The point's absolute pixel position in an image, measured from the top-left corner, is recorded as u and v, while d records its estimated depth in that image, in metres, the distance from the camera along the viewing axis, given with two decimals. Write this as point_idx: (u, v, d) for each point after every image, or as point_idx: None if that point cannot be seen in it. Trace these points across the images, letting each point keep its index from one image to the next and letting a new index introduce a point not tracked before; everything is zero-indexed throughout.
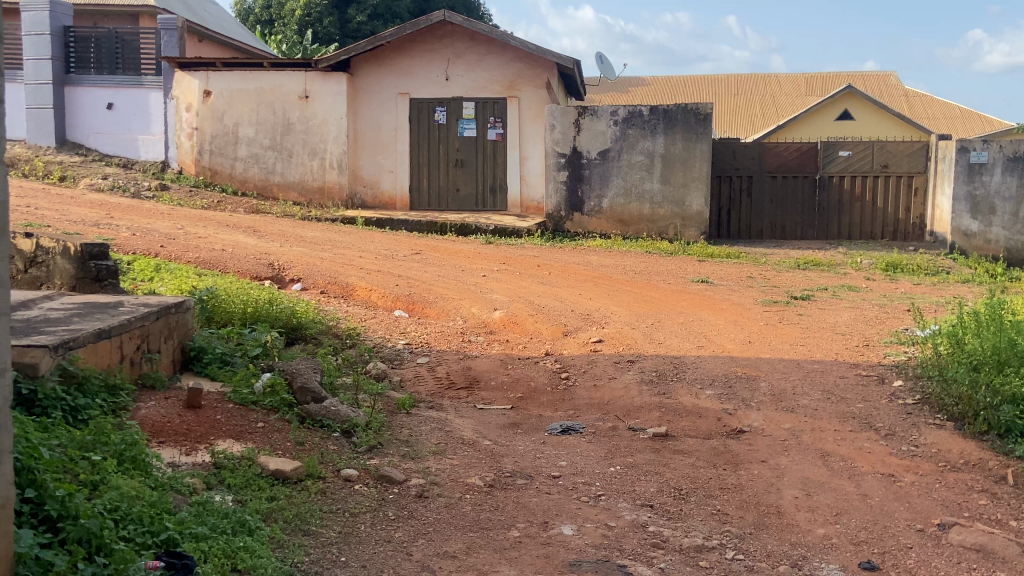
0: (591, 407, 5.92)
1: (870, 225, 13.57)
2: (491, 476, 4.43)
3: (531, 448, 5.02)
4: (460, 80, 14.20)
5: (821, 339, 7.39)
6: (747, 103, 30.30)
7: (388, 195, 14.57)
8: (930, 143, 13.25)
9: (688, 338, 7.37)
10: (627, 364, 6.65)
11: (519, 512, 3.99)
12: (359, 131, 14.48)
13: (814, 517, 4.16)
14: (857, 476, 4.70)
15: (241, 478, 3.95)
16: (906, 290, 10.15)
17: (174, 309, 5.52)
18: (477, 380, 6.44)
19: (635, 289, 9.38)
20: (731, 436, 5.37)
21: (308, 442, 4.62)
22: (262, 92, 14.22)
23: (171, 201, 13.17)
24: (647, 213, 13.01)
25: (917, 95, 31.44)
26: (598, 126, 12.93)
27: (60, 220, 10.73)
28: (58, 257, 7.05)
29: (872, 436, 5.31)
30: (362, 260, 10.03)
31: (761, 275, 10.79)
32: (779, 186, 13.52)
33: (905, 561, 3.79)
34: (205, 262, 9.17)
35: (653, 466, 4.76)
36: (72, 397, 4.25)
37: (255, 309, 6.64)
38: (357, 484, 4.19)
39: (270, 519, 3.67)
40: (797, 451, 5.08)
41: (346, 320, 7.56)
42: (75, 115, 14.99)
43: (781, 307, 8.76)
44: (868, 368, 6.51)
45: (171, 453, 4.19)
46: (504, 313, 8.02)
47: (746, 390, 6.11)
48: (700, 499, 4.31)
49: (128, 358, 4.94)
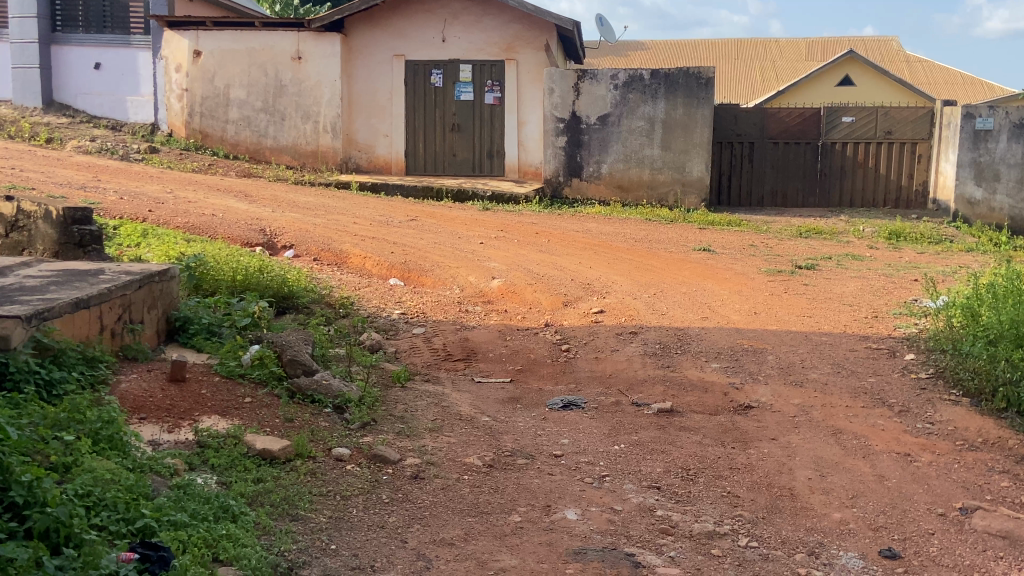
0: (593, 381, 5.71)
1: (872, 192, 13.31)
2: (491, 455, 4.21)
3: (531, 424, 4.81)
4: (457, 41, 13.86)
5: (828, 310, 7.16)
6: (746, 68, 29.84)
7: (383, 160, 14.22)
8: (935, 108, 12.99)
9: (692, 309, 7.14)
10: (629, 336, 6.43)
11: (519, 495, 3.78)
12: (353, 94, 14.13)
13: (829, 500, 3.96)
14: (871, 456, 4.50)
15: (225, 458, 3.74)
16: (911, 260, 9.91)
17: (158, 278, 5.27)
18: (475, 352, 6.21)
19: (636, 257, 9.14)
20: (738, 412, 5.17)
21: (298, 419, 4.39)
22: (254, 52, 13.85)
23: (161, 164, 12.87)
24: (647, 178, 12.73)
25: (919, 62, 31.01)
26: (597, 90, 12.61)
27: (45, 183, 10.44)
28: (39, 222, 6.79)
29: (886, 412, 5.11)
30: (356, 226, 9.76)
31: (763, 243, 10.55)
32: (781, 152, 13.24)
33: (927, 549, 3.58)
34: (195, 226, 8.91)
35: (660, 445, 4.55)
36: (47, 370, 4.03)
37: (245, 277, 6.41)
38: (348, 464, 3.97)
39: (256, 503, 3.45)
40: (807, 428, 4.88)
41: (339, 289, 7.32)
42: (62, 74, 14.62)
43: (785, 277, 8.52)
44: (878, 340, 6.29)
45: (152, 430, 3.97)
46: (502, 282, 7.78)
47: (753, 363, 5.90)
48: (709, 480, 4.10)
49: (108, 329, 4.70)
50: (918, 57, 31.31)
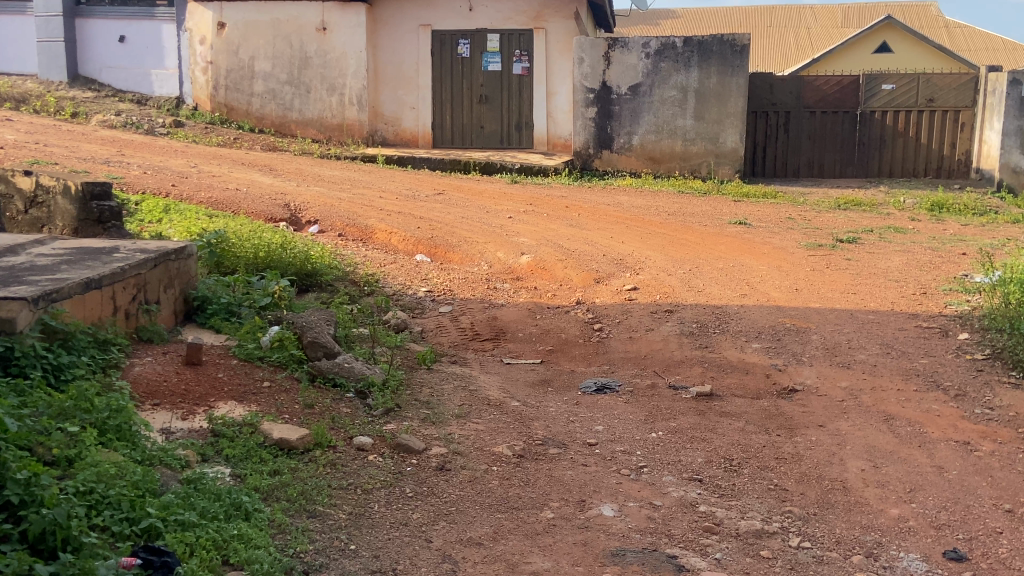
0: (626, 362, 5.45)
1: (913, 162, 12.87)
2: (521, 444, 3.97)
3: (563, 410, 4.57)
4: (484, 10, 13.54)
5: (874, 286, 6.81)
6: (779, 35, 29.10)
7: (409, 133, 13.95)
8: (979, 74, 12.48)
9: (729, 286, 6.83)
10: (665, 314, 6.16)
11: (552, 489, 3.54)
12: (378, 65, 13.86)
13: (885, 495, 3.68)
14: (928, 445, 4.21)
15: (240, 448, 3.53)
16: (956, 232, 9.52)
17: (175, 257, 5.06)
18: (503, 331, 5.97)
19: (670, 231, 8.83)
20: (782, 396, 4.89)
21: (318, 405, 4.17)
22: (278, 24, 13.61)
23: (187, 138, 12.69)
24: (679, 150, 12.36)
25: (958, 27, 30.11)
26: (628, 58, 12.23)
27: (69, 157, 10.31)
28: (58, 197, 6.62)
29: (941, 397, 4.80)
30: (382, 201, 9.53)
31: (801, 216, 10.19)
32: (818, 122, 12.79)
33: (996, 549, 3.29)
34: (218, 201, 8.73)
35: (700, 432, 4.30)
36: (55, 355, 3.83)
37: (267, 254, 6.21)
38: (370, 454, 3.75)
39: (271, 498, 3.24)
40: (857, 414, 4.59)
41: (364, 265, 7.09)
42: (87, 48, 14.44)
43: (826, 252, 8.17)
44: (929, 318, 5.96)
45: (165, 418, 3.78)
46: (531, 258, 7.51)
47: (797, 343, 5.60)
48: (755, 472, 3.84)
49: (122, 310, 4.51)
50: (958, 22, 30.41)
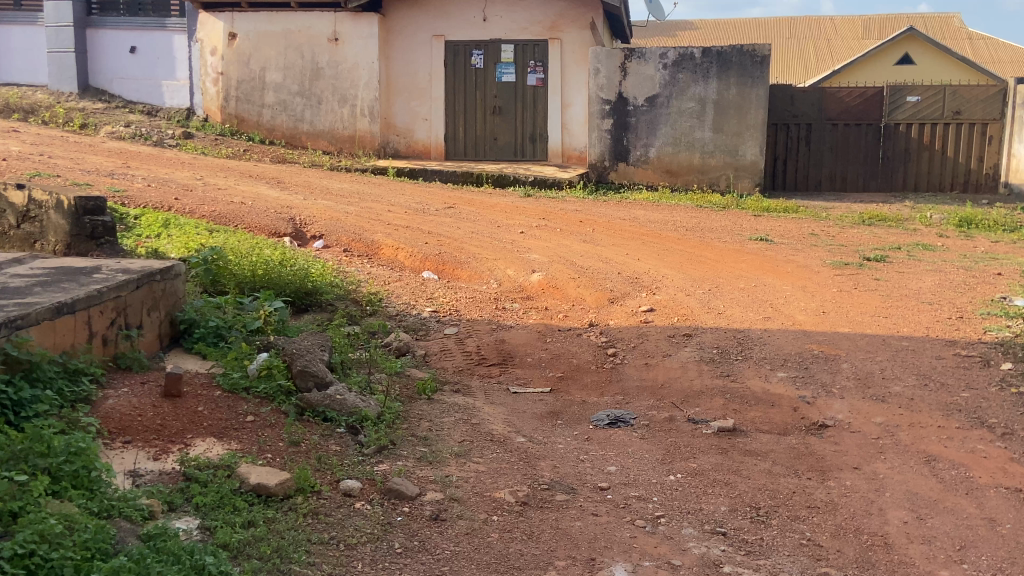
0: (642, 393, 5.06)
1: (939, 175, 12.44)
2: (525, 489, 3.60)
3: (573, 447, 4.20)
4: (499, 21, 13.23)
5: (905, 309, 6.41)
6: (799, 47, 28.69)
7: (422, 145, 13.66)
8: (1008, 86, 12.05)
9: (752, 308, 6.45)
10: (683, 339, 5.78)
11: (558, 544, 3.18)
12: (391, 75, 13.57)
13: (932, 553, 3.30)
14: (976, 493, 3.81)
15: (212, 496, 3.17)
16: (987, 250, 9.10)
17: (160, 276, 4.70)
18: (511, 356, 5.61)
19: (688, 248, 8.47)
20: (811, 432, 4.51)
21: (305, 443, 3.82)
22: (290, 34, 13.34)
23: (195, 150, 12.43)
24: (697, 163, 11.99)
25: (982, 38, 29.64)
26: (646, 70, 11.87)
27: (72, 170, 10.03)
28: (51, 212, 6.25)
29: (986, 436, 4.40)
30: (391, 215, 9.20)
31: (824, 232, 9.79)
32: (841, 134, 12.38)
33: None
34: (222, 215, 8.41)
35: (722, 474, 3.91)
36: (15, 388, 3.48)
37: (264, 271, 5.89)
38: (358, 500, 3.39)
39: (241, 557, 2.89)
40: (894, 454, 4.20)
41: (367, 284, 6.74)
42: (98, 59, 14.24)
43: (853, 271, 7.76)
44: (967, 346, 5.55)
45: (134, 458, 3.44)
46: (543, 276, 7.16)
47: (827, 373, 5.21)
48: (784, 523, 3.47)
49: (98, 336, 4.15)
50: (981, 34, 29.94)
